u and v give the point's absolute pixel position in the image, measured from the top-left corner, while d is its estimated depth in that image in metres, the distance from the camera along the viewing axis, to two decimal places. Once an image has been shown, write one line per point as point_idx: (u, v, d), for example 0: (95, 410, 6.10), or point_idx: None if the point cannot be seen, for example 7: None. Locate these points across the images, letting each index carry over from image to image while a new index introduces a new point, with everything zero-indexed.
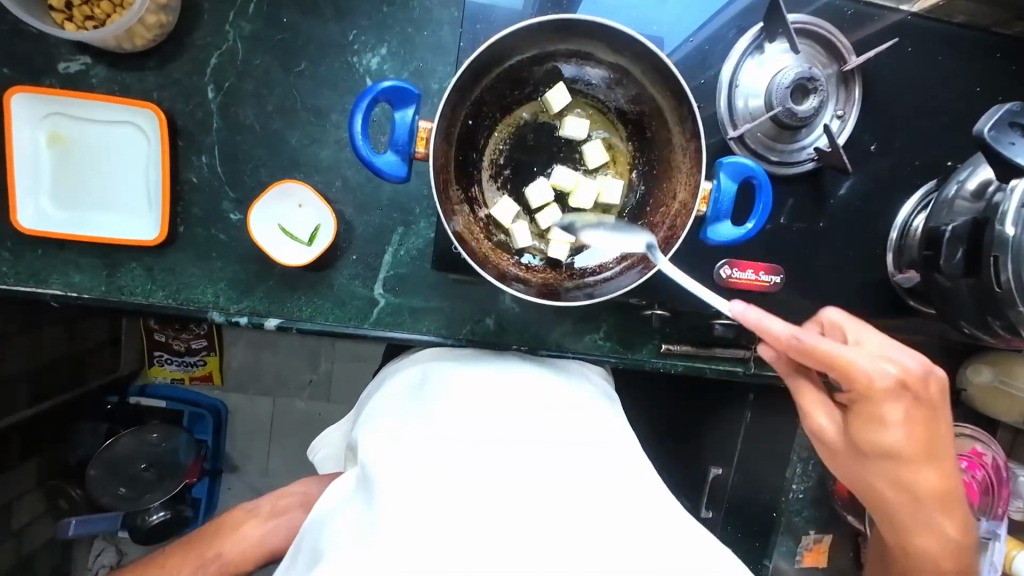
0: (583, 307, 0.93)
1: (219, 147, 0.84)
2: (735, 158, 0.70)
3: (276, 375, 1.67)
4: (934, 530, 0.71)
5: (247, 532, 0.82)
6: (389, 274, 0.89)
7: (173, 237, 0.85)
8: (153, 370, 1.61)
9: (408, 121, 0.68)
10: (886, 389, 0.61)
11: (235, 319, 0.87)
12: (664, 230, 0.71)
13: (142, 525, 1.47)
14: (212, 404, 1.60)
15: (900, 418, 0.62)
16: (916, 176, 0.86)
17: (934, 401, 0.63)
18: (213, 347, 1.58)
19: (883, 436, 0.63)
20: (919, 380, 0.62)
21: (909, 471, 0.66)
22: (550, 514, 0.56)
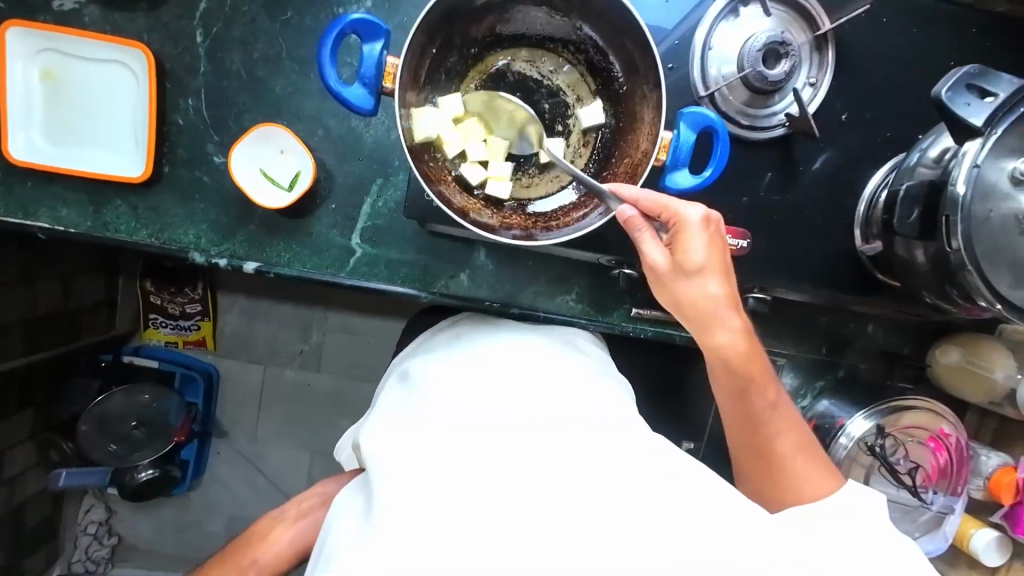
0: (555, 269, 0.97)
1: (206, 91, 0.87)
2: (695, 108, 0.69)
3: (268, 345, 1.71)
4: (733, 339, 0.70)
5: (278, 536, 0.85)
6: (366, 225, 0.93)
7: (158, 176, 0.88)
8: (147, 333, 1.65)
9: (377, 54, 0.67)
10: (696, 220, 0.67)
11: (214, 261, 0.90)
12: (624, 180, 0.71)
13: (129, 482, 1.52)
14: (204, 368, 1.65)
15: (704, 247, 0.67)
16: (887, 148, 0.87)
17: (721, 241, 0.70)
18: (208, 312, 1.63)
19: (690, 258, 0.66)
20: (715, 222, 0.69)
21: (710, 291, 0.67)
22: (552, 503, 0.50)
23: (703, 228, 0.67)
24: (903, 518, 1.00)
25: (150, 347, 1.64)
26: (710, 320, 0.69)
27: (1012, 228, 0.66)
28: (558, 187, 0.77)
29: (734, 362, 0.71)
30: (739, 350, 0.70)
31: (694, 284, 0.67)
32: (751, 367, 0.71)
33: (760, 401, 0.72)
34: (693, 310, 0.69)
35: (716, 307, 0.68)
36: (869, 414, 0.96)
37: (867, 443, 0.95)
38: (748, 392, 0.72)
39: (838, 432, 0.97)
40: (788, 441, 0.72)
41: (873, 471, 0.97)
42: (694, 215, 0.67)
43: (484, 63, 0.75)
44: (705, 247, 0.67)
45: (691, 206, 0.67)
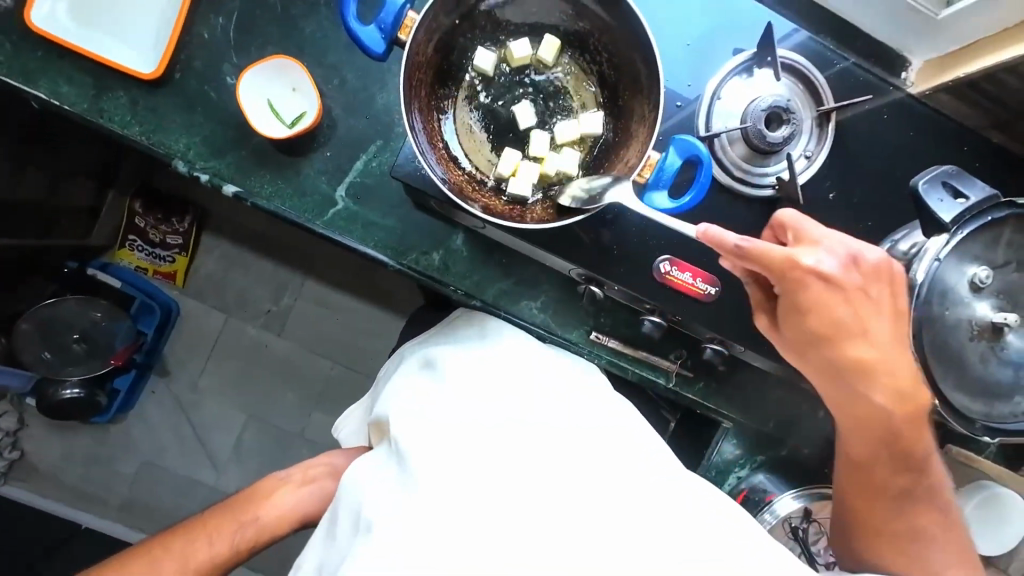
0: (526, 272, 0.97)
1: (239, 15, 0.89)
2: (686, 136, 0.74)
3: (237, 295, 1.68)
4: (852, 398, 0.72)
5: (282, 499, 0.88)
6: (354, 180, 0.93)
7: (167, 80, 0.88)
8: (120, 252, 1.62)
9: (397, 6, 0.70)
10: (804, 271, 0.65)
11: (196, 174, 0.90)
12: (604, 191, 0.71)
13: (52, 396, 1.48)
14: (165, 303, 1.61)
15: (818, 301, 0.67)
16: (866, 236, 0.89)
17: (857, 288, 0.67)
18: (187, 248, 1.61)
19: (811, 324, 0.68)
20: (846, 274, 0.66)
21: (852, 353, 0.69)
22: (557, 496, 0.57)
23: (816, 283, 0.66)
24: None
25: (119, 267, 1.59)
26: (838, 380, 0.71)
27: (963, 330, 0.68)
28: (544, 184, 0.77)
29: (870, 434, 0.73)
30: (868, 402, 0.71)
31: (820, 321, 0.67)
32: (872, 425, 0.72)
33: (880, 473, 0.74)
34: (829, 372, 0.71)
35: (849, 368, 0.70)
36: (798, 495, 0.94)
37: (791, 525, 0.93)
38: (874, 462, 0.74)
39: (764, 508, 0.95)
40: (914, 523, 0.74)
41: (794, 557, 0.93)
42: (802, 264, 0.65)
43: (502, 50, 0.74)
44: (820, 297, 0.66)
45: (808, 254, 0.65)
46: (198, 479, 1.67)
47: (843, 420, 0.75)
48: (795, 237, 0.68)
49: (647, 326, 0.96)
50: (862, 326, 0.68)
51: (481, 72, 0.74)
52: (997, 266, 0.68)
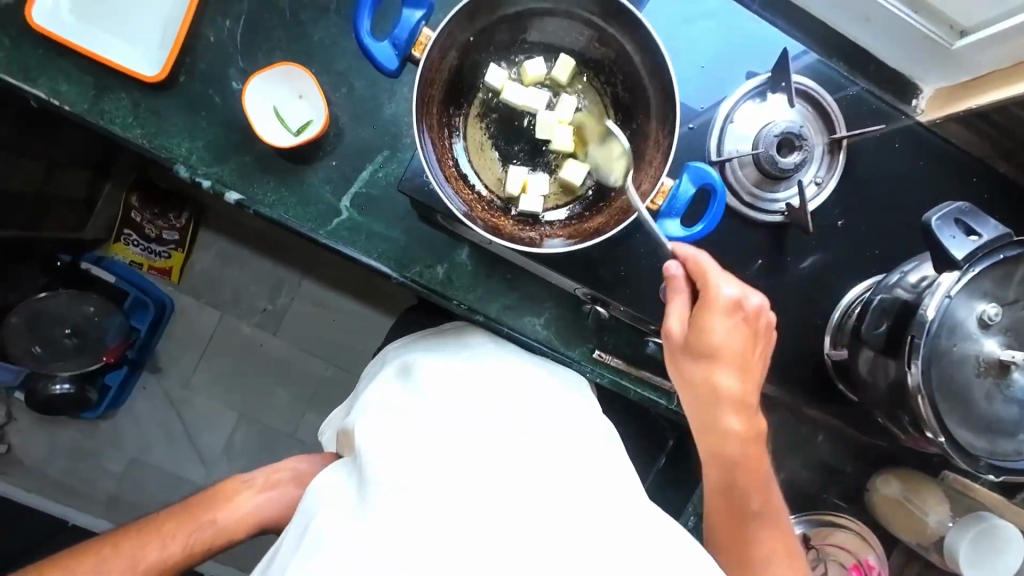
0: (531, 288, 0.96)
1: (246, 18, 0.87)
2: (700, 163, 0.73)
3: (233, 292, 1.65)
4: (723, 429, 0.74)
5: (242, 503, 0.84)
6: (360, 190, 0.92)
7: (170, 82, 0.86)
8: (115, 246, 1.59)
9: (412, 22, 0.71)
10: (723, 305, 0.70)
11: (198, 179, 0.88)
12: (616, 215, 0.70)
13: (41, 391, 1.46)
14: (159, 299, 1.58)
15: (724, 333, 0.70)
16: (873, 264, 0.89)
17: (758, 332, 0.73)
18: (183, 245, 1.59)
19: (710, 339, 0.71)
20: (752, 312, 0.72)
21: (722, 373, 0.72)
22: (523, 505, 0.57)
23: (730, 314, 0.71)
24: None
25: (114, 261, 1.57)
26: (710, 402, 0.73)
27: (969, 366, 0.68)
28: (554, 206, 0.75)
29: (724, 455, 0.74)
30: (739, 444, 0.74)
31: (700, 380, 0.73)
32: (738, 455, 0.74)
33: (754, 502, 0.74)
34: (709, 386, 0.72)
35: (723, 394, 0.72)
36: None
37: None
38: (733, 488, 0.74)
39: None
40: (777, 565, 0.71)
41: None
42: (725, 295, 0.70)
43: (515, 68, 0.73)
44: (727, 332, 0.70)
45: (728, 285, 0.71)
46: (187, 478, 1.65)
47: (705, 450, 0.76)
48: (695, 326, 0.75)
49: (650, 347, 0.97)
50: (743, 361, 0.72)
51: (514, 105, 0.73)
52: (1007, 303, 0.68)
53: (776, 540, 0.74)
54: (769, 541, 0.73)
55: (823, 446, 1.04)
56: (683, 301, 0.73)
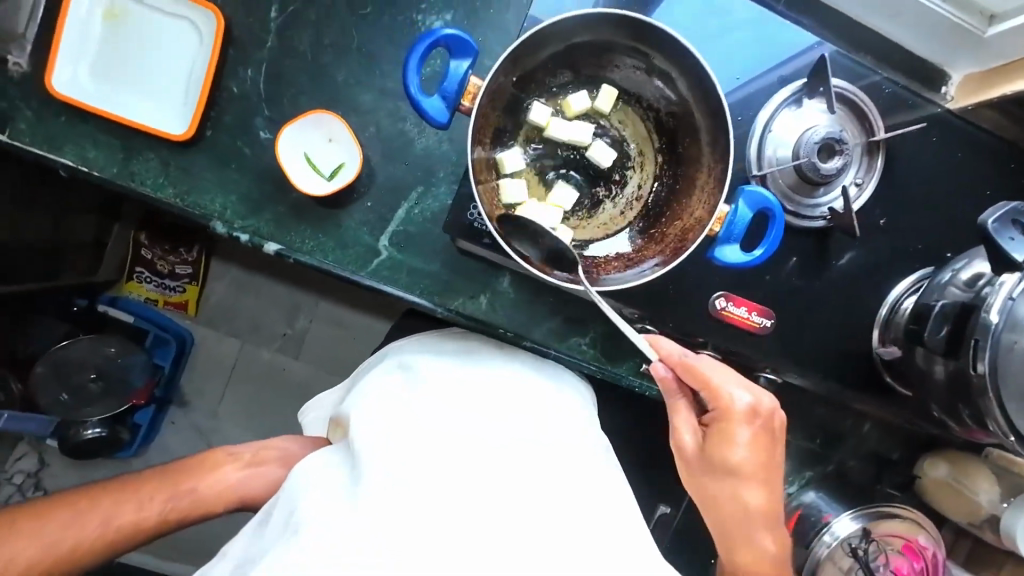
0: (575, 310, 0.96)
1: (268, 65, 0.85)
2: (756, 188, 0.72)
3: (250, 320, 1.65)
4: (754, 547, 0.74)
5: (225, 475, 0.81)
6: (397, 229, 0.91)
7: (198, 138, 0.85)
8: (128, 285, 1.57)
9: (461, 73, 0.69)
10: (741, 412, 0.72)
11: (235, 234, 0.87)
12: (673, 242, 0.69)
13: (73, 438, 1.45)
14: (179, 333, 1.57)
15: (745, 440, 0.72)
16: (916, 259, 0.89)
17: (774, 431, 0.74)
18: (197, 277, 1.57)
19: (730, 453, 0.73)
20: (767, 414, 0.74)
21: (739, 486, 0.73)
22: (514, 516, 0.61)
23: (747, 421, 0.73)
24: None
25: (127, 300, 1.55)
26: (732, 516, 0.74)
27: None
28: (606, 235, 0.74)
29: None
30: (765, 563, 0.74)
31: (721, 491, 0.74)
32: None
33: None
34: (728, 500, 0.74)
35: (743, 506, 0.73)
36: (855, 515, 0.96)
37: (850, 545, 0.95)
38: None
39: (823, 529, 0.96)
40: None
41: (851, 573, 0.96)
42: (741, 405, 0.72)
43: (556, 102, 0.72)
44: (747, 443, 0.72)
45: (741, 391, 0.74)
46: None
47: (726, 561, 0.75)
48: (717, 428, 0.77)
49: None
50: (761, 472, 0.74)
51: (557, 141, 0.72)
52: None
53: None
54: None
55: (870, 434, 1.06)
56: (685, 408, 0.77)
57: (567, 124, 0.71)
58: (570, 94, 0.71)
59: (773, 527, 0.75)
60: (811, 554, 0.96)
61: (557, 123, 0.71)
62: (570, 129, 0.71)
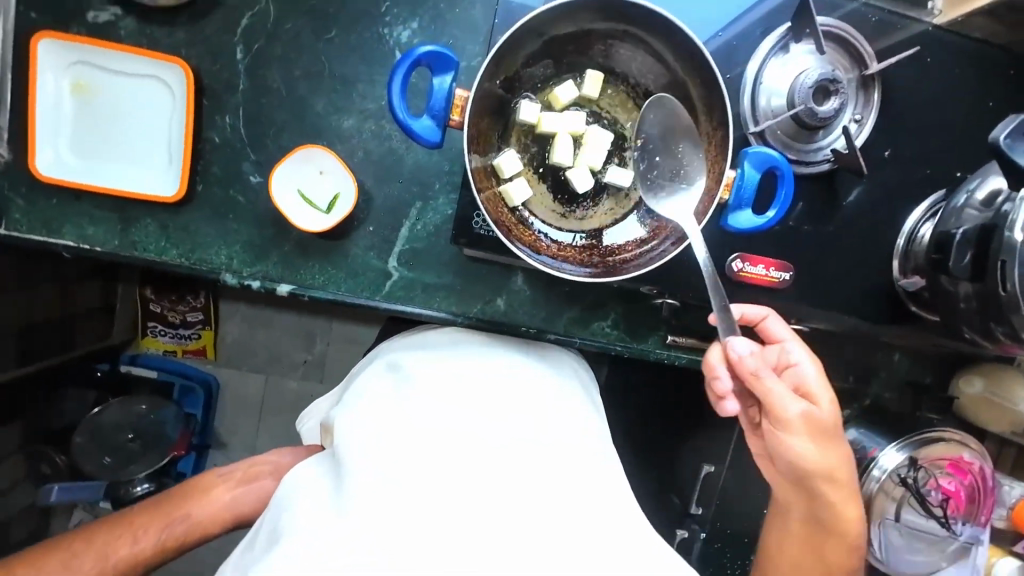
0: (593, 295, 0.96)
1: (244, 109, 0.84)
2: (759, 148, 0.70)
3: (268, 353, 1.67)
4: (829, 531, 0.79)
5: (216, 496, 0.86)
6: (403, 248, 0.91)
7: (190, 196, 0.84)
8: (146, 342, 1.61)
9: (446, 87, 0.66)
10: (794, 423, 0.70)
11: (246, 282, 0.87)
12: (683, 217, 0.68)
13: (124, 496, 1.42)
14: (203, 378, 1.61)
15: (801, 447, 0.72)
16: (926, 185, 0.88)
17: (834, 429, 0.72)
18: (209, 321, 1.59)
19: (790, 456, 0.73)
20: (823, 416, 0.71)
21: (827, 445, 0.73)
22: (507, 509, 0.61)
23: (800, 429, 0.70)
24: (931, 550, 1.01)
25: (147, 356, 1.61)
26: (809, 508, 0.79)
27: None
28: (614, 221, 0.74)
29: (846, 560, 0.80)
30: (840, 541, 0.79)
31: (814, 455, 0.72)
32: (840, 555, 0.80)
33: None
34: (820, 462, 0.73)
35: (818, 504, 0.77)
36: (901, 446, 0.96)
37: (899, 476, 0.96)
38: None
39: (871, 464, 0.97)
40: None
41: (902, 502, 0.98)
42: (792, 418, 0.69)
43: (544, 96, 0.71)
44: (804, 449, 0.72)
45: (794, 402, 0.69)
46: None
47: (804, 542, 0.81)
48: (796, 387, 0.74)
49: None
50: (824, 471, 0.74)
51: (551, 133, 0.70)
52: None
53: None
54: None
55: (901, 363, 1.08)
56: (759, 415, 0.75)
57: (561, 116, 0.69)
58: (557, 86, 0.69)
59: (847, 511, 0.77)
60: (863, 490, 0.97)
61: (549, 117, 0.69)
62: (564, 120, 0.69)
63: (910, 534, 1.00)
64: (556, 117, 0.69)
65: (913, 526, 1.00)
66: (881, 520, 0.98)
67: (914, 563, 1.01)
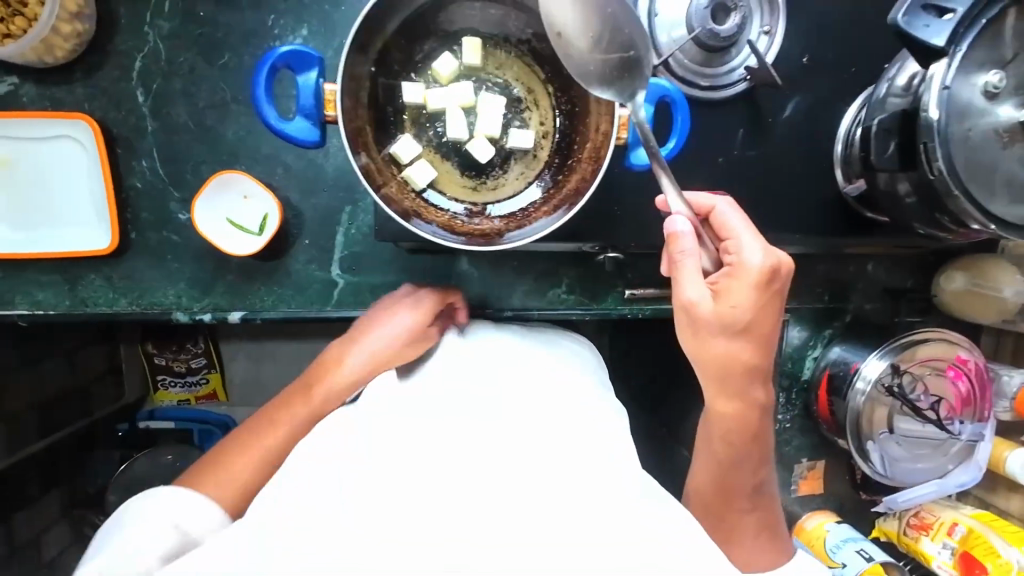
0: (543, 264, 0.96)
1: (158, 150, 0.85)
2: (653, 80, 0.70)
3: (279, 383, 1.64)
4: (723, 434, 0.75)
5: (323, 384, 0.72)
6: (344, 254, 0.91)
7: (126, 244, 0.86)
8: (159, 395, 1.59)
9: (311, 84, 0.68)
10: (690, 308, 0.67)
11: (199, 317, 0.89)
12: (589, 164, 0.67)
13: None
14: (220, 420, 1.56)
15: (706, 340, 0.69)
16: (856, 84, 0.84)
17: (741, 325, 0.68)
18: (214, 363, 1.55)
19: (697, 345, 0.70)
20: (722, 314, 0.67)
21: (737, 344, 0.69)
22: (491, 478, 0.53)
23: (701, 319, 0.68)
24: (934, 455, 0.99)
25: (165, 408, 1.58)
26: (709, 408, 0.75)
27: (993, 142, 0.65)
28: (526, 184, 0.72)
29: (715, 468, 0.76)
30: (737, 449, 0.76)
31: (721, 352, 0.69)
32: (716, 463, 0.76)
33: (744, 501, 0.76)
34: (726, 359, 0.70)
35: (718, 402, 0.73)
36: (882, 353, 0.94)
37: (885, 385, 0.93)
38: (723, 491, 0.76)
39: (854, 377, 0.95)
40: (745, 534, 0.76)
41: (895, 411, 0.95)
42: (693, 302, 0.67)
43: (427, 76, 0.70)
44: (704, 341, 0.69)
45: (698, 287, 0.67)
46: None
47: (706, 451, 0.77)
48: (713, 285, 0.69)
49: None
50: (721, 367, 0.70)
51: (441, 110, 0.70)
52: (1009, 61, 0.64)
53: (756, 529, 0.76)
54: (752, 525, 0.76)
55: (877, 272, 1.05)
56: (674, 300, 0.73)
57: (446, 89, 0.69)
58: (435, 62, 0.69)
59: (741, 416, 0.74)
60: (849, 405, 0.95)
61: (434, 95, 0.69)
62: (450, 92, 0.69)
63: (909, 443, 0.98)
64: (441, 93, 0.69)
65: (911, 434, 0.97)
66: (874, 433, 0.96)
67: (919, 471, 0.99)
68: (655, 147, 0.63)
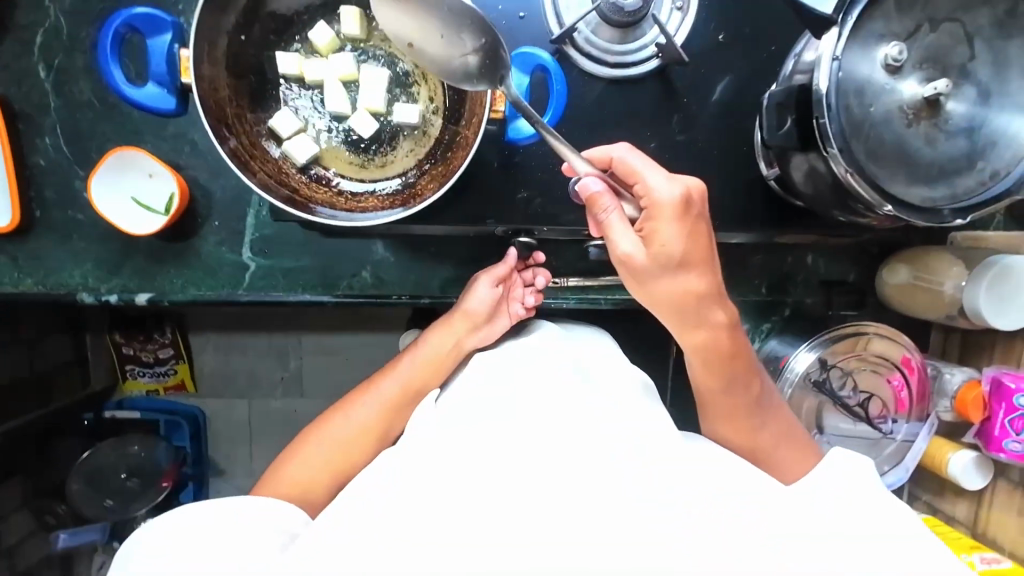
0: (464, 250, 0.93)
1: (62, 127, 0.84)
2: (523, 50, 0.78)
3: (249, 374, 1.39)
4: (709, 372, 0.70)
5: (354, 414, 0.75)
6: (254, 237, 0.89)
7: (30, 223, 0.85)
8: (127, 385, 1.37)
9: (163, 48, 0.77)
10: (626, 258, 0.62)
11: (105, 298, 0.87)
12: (466, 142, 0.69)
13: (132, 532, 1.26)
14: (188, 411, 1.38)
15: (648, 288, 0.65)
16: (776, 63, 0.80)
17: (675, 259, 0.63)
18: (180, 355, 1.33)
19: (646, 292, 0.66)
20: (653, 253, 0.62)
21: (683, 277, 0.64)
22: (521, 481, 0.49)
23: (639, 269, 0.63)
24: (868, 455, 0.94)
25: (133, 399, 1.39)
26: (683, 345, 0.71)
27: (896, 120, 0.61)
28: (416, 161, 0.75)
29: (716, 397, 0.71)
30: (725, 376, 0.70)
31: (671, 290, 0.64)
32: (715, 393, 0.71)
33: (764, 429, 0.70)
34: (678, 295, 0.64)
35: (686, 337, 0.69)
36: (812, 346, 0.90)
37: (811, 378, 0.90)
38: (735, 413, 0.71)
39: (783, 369, 0.91)
40: (779, 446, 0.69)
41: (824, 406, 0.91)
42: (626, 252, 0.62)
43: (309, 49, 0.74)
44: (647, 286, 0.64)
45: (625, 236, 0.62)
46: None
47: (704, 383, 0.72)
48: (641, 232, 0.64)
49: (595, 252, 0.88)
50: (673, 306, 0.66)
51: (321, 82, 0.74)
52: (907, 37, 0.60)
53: (787, 442, 0.70)
54: (781, 442, 0.70)
55: (816, 263, 1.00)
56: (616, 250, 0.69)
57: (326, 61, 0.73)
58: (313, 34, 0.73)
59: (719, 345, 0.68)
60: None
61: (313, 67, 0.72)
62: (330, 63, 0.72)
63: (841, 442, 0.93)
64: (321, 65, 0.72)
65: (841, 432, 0.93)
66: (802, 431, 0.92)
67: None
68: (536, 117, 0.62)
